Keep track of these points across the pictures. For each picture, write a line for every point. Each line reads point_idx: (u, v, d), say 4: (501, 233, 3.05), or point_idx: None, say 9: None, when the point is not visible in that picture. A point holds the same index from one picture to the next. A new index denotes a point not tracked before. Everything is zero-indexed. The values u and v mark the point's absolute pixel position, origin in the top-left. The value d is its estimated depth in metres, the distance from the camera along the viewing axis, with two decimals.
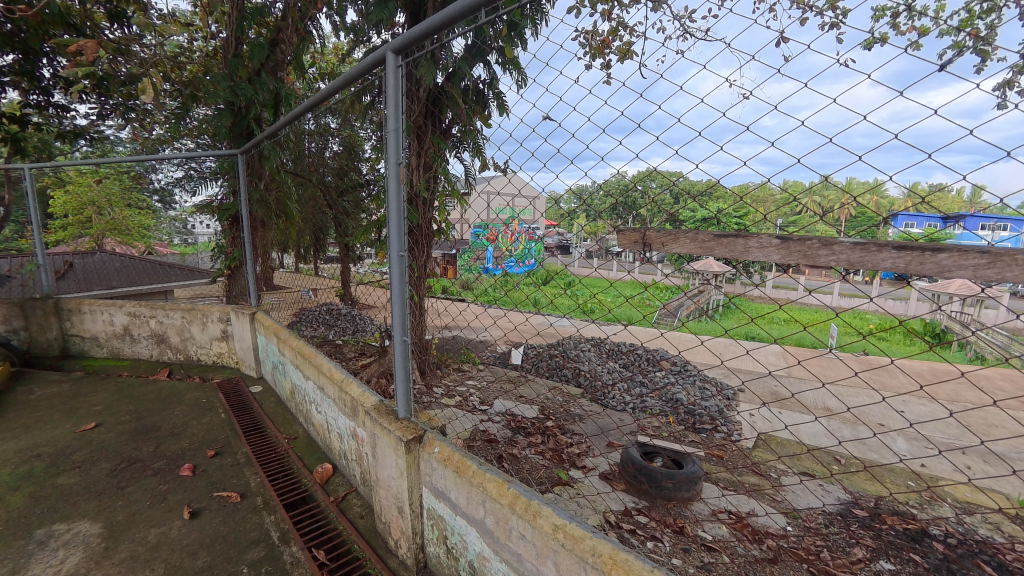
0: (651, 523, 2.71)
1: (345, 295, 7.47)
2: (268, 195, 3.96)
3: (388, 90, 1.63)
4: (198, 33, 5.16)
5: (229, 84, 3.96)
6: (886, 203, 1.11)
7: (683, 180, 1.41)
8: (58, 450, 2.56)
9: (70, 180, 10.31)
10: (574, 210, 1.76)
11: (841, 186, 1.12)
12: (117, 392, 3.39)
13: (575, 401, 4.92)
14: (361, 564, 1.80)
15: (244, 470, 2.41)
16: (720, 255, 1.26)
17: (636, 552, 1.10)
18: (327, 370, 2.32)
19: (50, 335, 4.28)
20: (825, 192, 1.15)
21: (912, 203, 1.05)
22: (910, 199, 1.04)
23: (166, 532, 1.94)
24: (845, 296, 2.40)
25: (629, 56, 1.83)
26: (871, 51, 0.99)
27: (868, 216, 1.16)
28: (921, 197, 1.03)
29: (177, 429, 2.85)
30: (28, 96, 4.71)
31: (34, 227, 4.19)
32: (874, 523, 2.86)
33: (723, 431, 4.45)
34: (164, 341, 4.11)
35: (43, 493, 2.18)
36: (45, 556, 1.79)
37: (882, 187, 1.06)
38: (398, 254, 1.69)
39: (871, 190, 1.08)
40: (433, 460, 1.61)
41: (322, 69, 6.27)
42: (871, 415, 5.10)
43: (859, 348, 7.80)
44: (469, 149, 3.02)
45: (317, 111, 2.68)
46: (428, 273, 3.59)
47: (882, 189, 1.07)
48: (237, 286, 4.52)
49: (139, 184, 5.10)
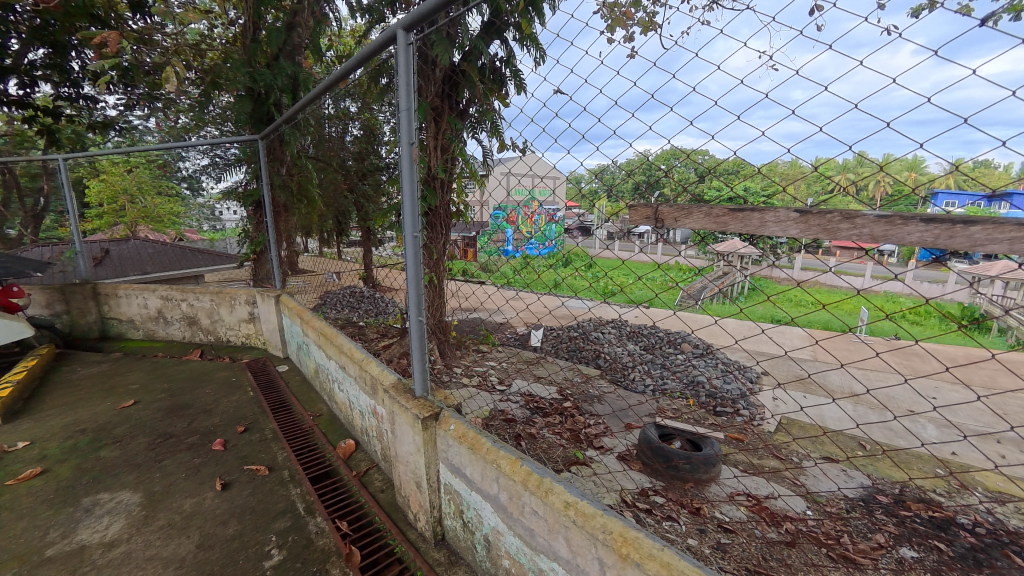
0: (668, 504, 2.72)
1: (367, 278, 7.59)
2: (289, 180, 4.04)
3: (399, 68, 1.61)
4: (217, 20, 5.24)
5: (248, 70, 4.01)
6: (925, 178, 1.02)
7: (709, 158, 1.37)
8: (99, 426, 2.74)
9: (104, 170, 10.84)
10: (596, 190, 1.73)
11: (877, 162, 1.06)
12: (151, 372, 3.57)
13: (592, 381, 4.96)
14: (381, 535, 1.88)
15: (271, 445, 2.52)
16: (736, 231, 1.23)
17: (646, 531, 1.12)
18: (348, 350, 2.39)
19: (89, 318, 4.54)
20: (858, 169, 1.09)
21: (955, 177, 0.94)
22: (952, 174, 0.95)
23: (200, 502, 2.06)
24: (876, 278, 2.42)
25: (652, 26, 1.54)
26: (920, 19, 0.92)
27: (905, 194, 1.05)
28: (965, 173, 0.93)
29: (208, 406, 2.99)
30: (60, 89, 4.96)
31: (71, 216, 4.35)
32: (898, 510, 2.81)
33: (744, 414, 4.39)
34: (196, 323, 4.30)
35: (88, 465, 2.34)
36: (92, 522, 1.94)
37: (923, 162, 0.98)
38: (412, 234, 1.70)
39: (909, 166, 1.01)
40: (448, 437, 1.65)
41: (338, 52, 6.33)
42: (898, 400, 4.95)
43: (890, 332, 7.53)
44: (486, 129, 2.97)
45: (334, 95, 2.71)
46: (445, 256, 3.62)
47: (921, 165, 1.01)
48: (263, 269, 4.78)
49: (166, 172, 5.24)
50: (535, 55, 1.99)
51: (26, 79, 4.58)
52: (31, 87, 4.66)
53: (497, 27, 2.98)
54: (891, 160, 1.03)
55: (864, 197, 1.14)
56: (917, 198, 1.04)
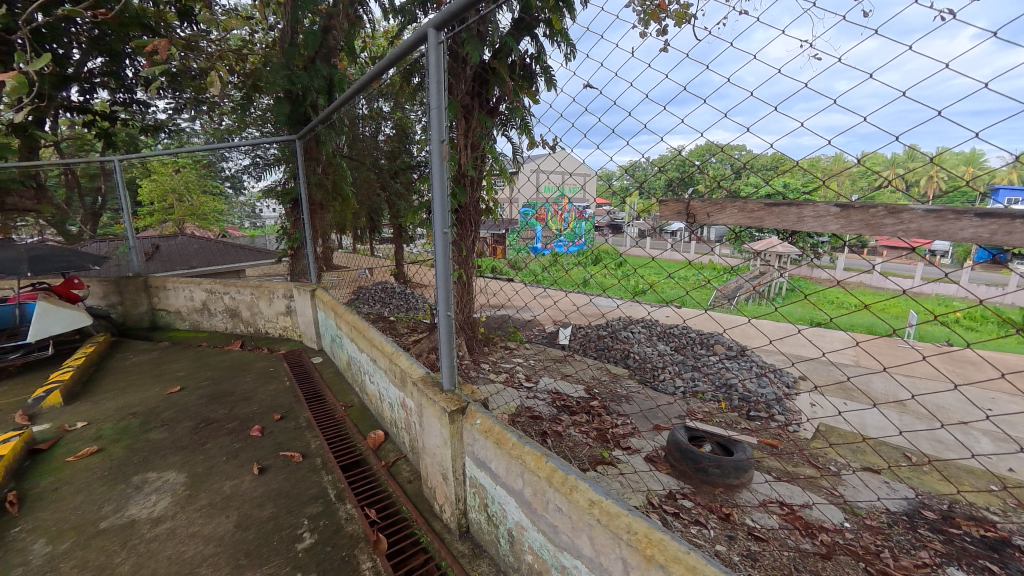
0: (696, 508, 2.67)
1: (398, 274, 7.74)
2: (325, 179, 4.16)
3: (430, 67, 1.63)
4: (258, 26, 5.46)
5: (286, 73, 4.17)
6: (985, 173, 0.94)
7: (746, 153, 1.33)
8: (148, 410, 2.91)
9: (155, 169, 11.49)
10: (627, 187, 1.70)
11: (929, 156, 0.99)
12: (196, 361, 3.77)
13: (620, 380, 4.89)
14: (407, 524, 1.92)
15: (305, 433, 2.62)
16: (772, 226, 1.19)
17: (672, 533, 1.10)
18: (379, 343, 2.45)
19: (141, 309, 4.83)
20: (909, 163, 1.03)
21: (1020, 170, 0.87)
22: (1017, 168, 0.88)
23: (238, 485, 2.17)
24: (929, 278, 2.26)
25: (687, 18, 1.50)
26: None
27: (962, 190, 0.98)
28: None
29: (247, 394, 3.14)
30: (116, 95, 5.30)
31: (125, 214, 4.64)
32: (945, 527, 2.66)
33: (779, 419, 4.24)
34: (237, 315, 4.50)
35: (138, 445, 2.50)
36: (141, 499, 2.07)
37: (982, 154, 0.91)
38: (442, 230, 1.72)
39: (968, 159, 0.94)
40: (474, 431, 1.67)
41: (372, 53, 6.47)
42: (950, 410, 4.66)
43: (941, 338, 7.11)
44: (516, 126, 2.97)
45: (368, 95, 2.76)
46: (474, 252, 3.65)
47: (980, 158, 0.93)
48: (300, 264, 4.96)
49: (211, 172, 5.51)
50: (566, 51, 1.97)
51: (86, 86, 4.91)
52: (91, 93, 4.98)
53: (527, 24, 2.98)
54: (946, 154, 0.95)
55: (914, 193, 1.06)
56: (974, 194, 0.97)
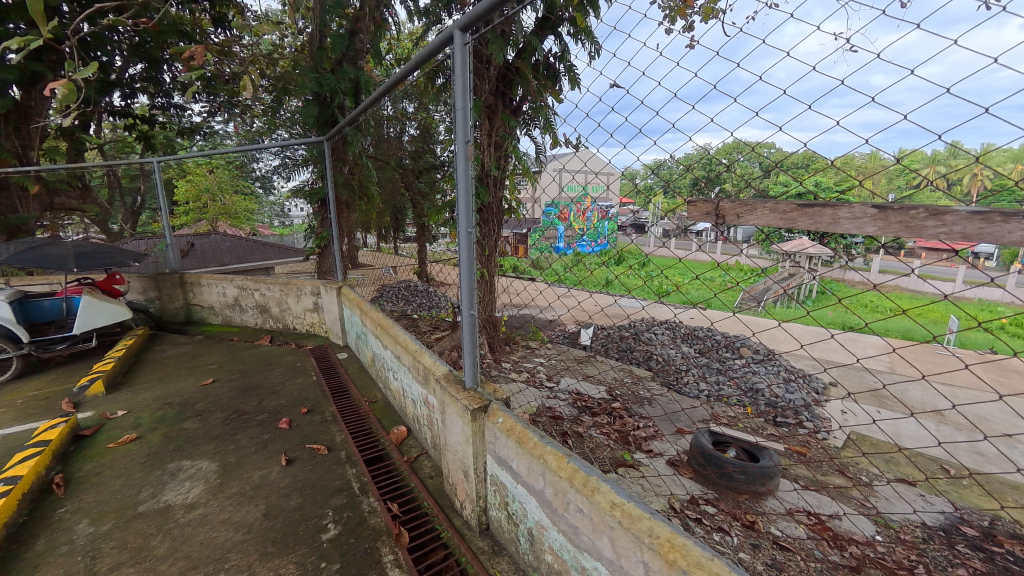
0: (719, 515, 2.61)
1: (421, 273, 7.82)
2: (351, 179, 4.24)
3: (456, 68, 1.64)
4: (288, 31, 5.61)
5: (314, 76, 4.27)
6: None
7: (776, 151, 1.30)
8: (183, 400, 3.03)
9: (190, 170, 11.95)
10: (651, 186, 1.68)
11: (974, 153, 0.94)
12: (227, 354, 3.90)
13: (642, 382, 4.83)
14: (429, 519, 1.94)
15: (331, 427, 2.68)
16: (805, 227, 1.16)
17: (695, 539, 1.08)
18: (403, 340, 2.49)
19: (177, 303, 5.03)
20: (951, 161, 0.98)
21: None
22: None
23: (267, 475, 2.24)
24: (970, 282, 2.15)
25: (715, 13, 1.47)
26: None
27: (1009, 190, 0.93)
28: None
29: (275, 387, 3.23)
30: (155, 99, 5.54)
31: (162, 213, 4.84)
32: (986, 545, 2.53)
33: (808, 427, 4.11)
34: (266, 311, 4.64)
35: (174, 434, 2.61)
36: (176, 485, 2.15)
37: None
38: (466, 230, 1.73)
39: (1016, 157, 0.90)
40: (496, 429, 1.67)
41: (397, 55, 6.56)
42: (993, 421, 4.43)
43: (985, 345, 6.75)
44: (539, 126, 2.97)
45: (393, 96, 2.79)
46: (496, 251, 3.66)
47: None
48: (327, 262, 5.07)
49: (243, 173, 5.70)
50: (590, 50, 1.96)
51: (127, 91, 5.13)
52: (131, 98, 5.22)
53: (551, 23, 2.97)
54: (994, 151, 0.91)
55: (955, 191, 1.01)
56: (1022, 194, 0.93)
